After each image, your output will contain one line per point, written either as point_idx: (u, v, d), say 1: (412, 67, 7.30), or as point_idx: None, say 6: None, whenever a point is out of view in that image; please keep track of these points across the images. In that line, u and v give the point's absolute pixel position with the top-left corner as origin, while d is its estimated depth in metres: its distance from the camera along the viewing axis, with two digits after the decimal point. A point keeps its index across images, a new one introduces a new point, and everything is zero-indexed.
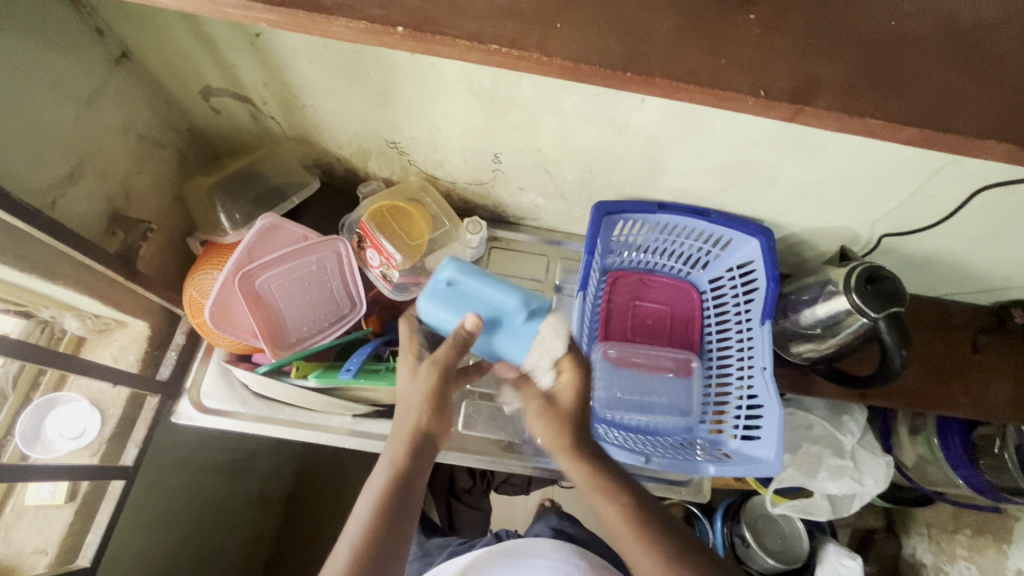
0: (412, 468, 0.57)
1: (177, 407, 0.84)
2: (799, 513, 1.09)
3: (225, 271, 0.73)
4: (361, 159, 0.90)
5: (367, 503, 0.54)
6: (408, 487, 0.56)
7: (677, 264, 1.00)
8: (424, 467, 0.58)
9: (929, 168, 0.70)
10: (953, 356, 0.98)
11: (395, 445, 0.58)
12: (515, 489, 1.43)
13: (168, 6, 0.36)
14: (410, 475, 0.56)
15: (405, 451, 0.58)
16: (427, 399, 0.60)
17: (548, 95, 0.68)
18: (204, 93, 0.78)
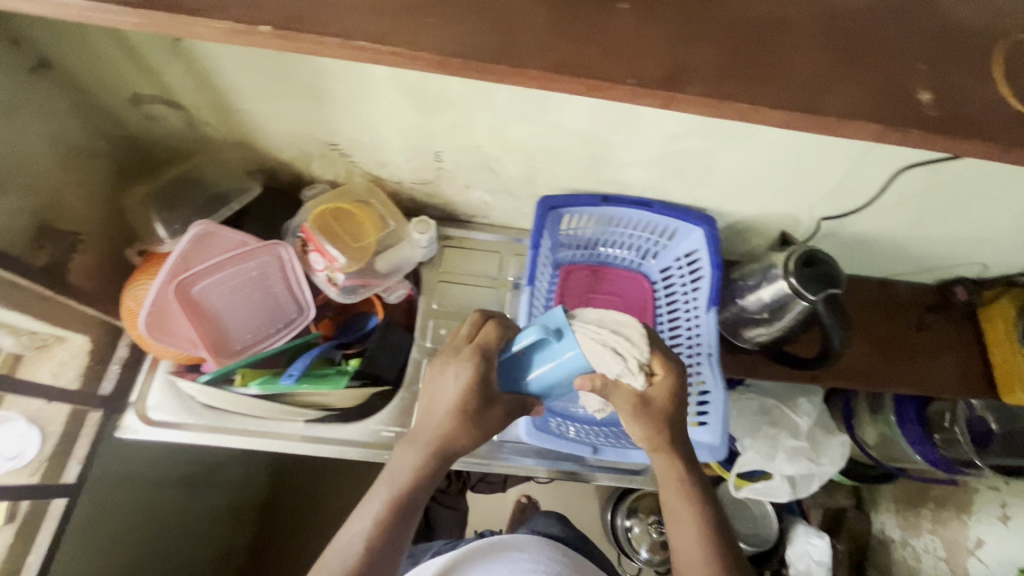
0: (431, 472, 0.64)
1: (121, 421, 0.83)
2: (760, 495, 1.11)
3: (158, 281, 0.72)
4: (304, 163, 0.89)
5: (387, 493, 0.63)
6: (422, 489, 0.64)
7: (628, 256, 1.01)
8: (443, 471, 0.66)
9: (855, 152, 0.71)
10: (901, 336, 1.01)
11: (423, 448, 0.65)
12: (490, 487, 1.43)
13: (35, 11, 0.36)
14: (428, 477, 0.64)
15: (432, 454, 0.65)
16: (459, 412, 0.65)
17: (478, 92, 0.68)
18: (134, 101, 0.76)
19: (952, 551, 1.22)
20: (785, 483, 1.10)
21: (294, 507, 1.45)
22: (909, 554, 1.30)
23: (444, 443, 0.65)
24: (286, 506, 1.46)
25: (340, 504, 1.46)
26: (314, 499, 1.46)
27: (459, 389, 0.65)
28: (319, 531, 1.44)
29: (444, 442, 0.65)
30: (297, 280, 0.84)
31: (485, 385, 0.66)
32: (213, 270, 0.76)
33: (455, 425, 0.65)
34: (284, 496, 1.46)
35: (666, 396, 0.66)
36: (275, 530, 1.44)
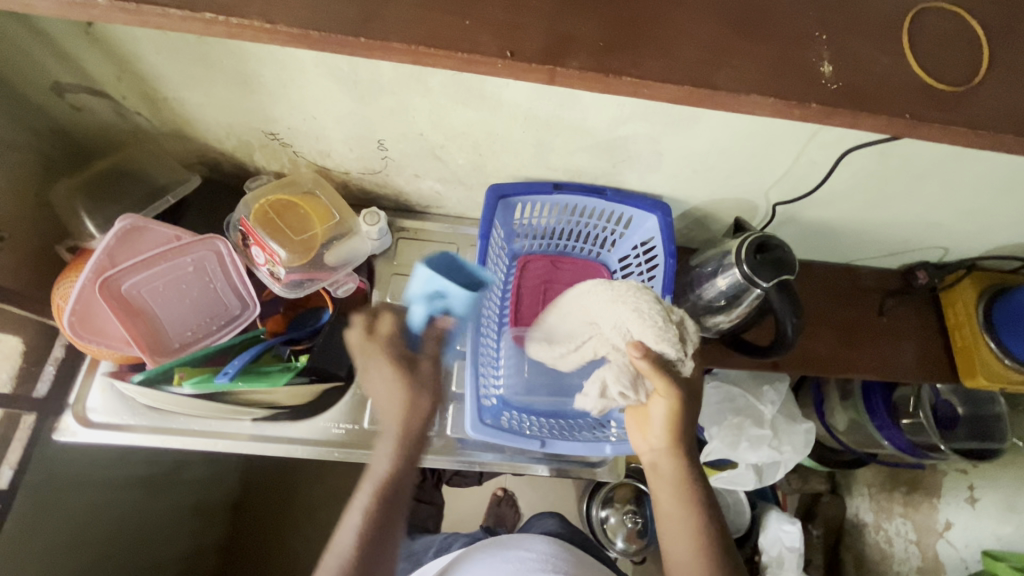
0: (402, 469, 0.67)
1: (58, 424, 0.80)
2: (726, 485, 1.13)
3: (82, 276, 0.70)
4: (246, 153, 0.86)
5: (367, 497, 0.66)
6: (398, 487, 0.67)
7: (586, 245, 0.99)
8: (414, 466, 0.69)
9: (803, 134, 0.69)
10: (863, 321, 1.00)
11: (392, 448, 0.68)
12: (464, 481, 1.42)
13: None
14: (402, 475, 0.67)
15: (399, 452, 0.68)
16: (410, 409, 0.69)
17: (410, 75, 0.65)
18: (57, 90, 0.73)
19: (922, 534, 1.23)
20: (750, 471, 1.10)
21: (265, 505, 1.43)
22: (881, 538, 1.31)
23: (407, 440, 0.68)
24: (256, 505, 1.44)
25: (312, 501, 1.44)
26: (286, 497, 1.44)
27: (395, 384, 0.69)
28: (291, 529, 1.42)
29: (406, 439, 0.68)
30: (238, 274, 0.82)
31: (412, 374, 0.69)
32: (142, 267, 0.74)
33: (408, 421, 0.69)
34: (255, 494, 1.44)
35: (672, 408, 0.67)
36: (246, 529, 1.42)
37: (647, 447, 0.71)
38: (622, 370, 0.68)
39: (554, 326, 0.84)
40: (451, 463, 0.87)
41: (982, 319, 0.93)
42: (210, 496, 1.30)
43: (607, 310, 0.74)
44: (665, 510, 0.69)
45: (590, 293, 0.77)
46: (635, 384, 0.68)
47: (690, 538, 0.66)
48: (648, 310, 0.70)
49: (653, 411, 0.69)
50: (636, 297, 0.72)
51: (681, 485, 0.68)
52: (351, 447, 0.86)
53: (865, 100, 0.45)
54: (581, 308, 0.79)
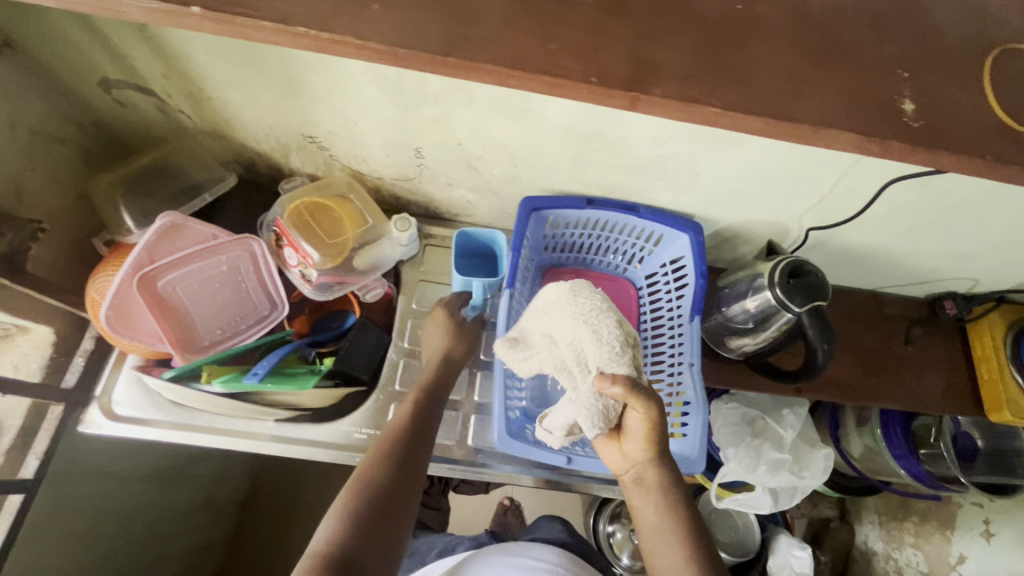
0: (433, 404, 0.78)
1: (85, 416, 0.80)
2: (740, 506, 1.09)
3: (121, 271, 0.70)
4: (282, 155, 0.87)
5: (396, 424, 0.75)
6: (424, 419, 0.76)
7: (614, 261, 0.98)
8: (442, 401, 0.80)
9: (843, 160, 0.69)
10: (888, 349, 0.99)
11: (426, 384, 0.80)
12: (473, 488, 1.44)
13: None
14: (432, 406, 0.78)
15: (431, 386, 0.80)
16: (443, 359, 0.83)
17: (456, 86, 0.66)
18: (104, 84, 0.74)
19: (934, 566, 1.20)
20: (768, 495, 1.07)
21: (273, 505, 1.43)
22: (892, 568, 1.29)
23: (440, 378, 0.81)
24: (264, 503, 1.43)
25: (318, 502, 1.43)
26: (292, 499, 1.43)
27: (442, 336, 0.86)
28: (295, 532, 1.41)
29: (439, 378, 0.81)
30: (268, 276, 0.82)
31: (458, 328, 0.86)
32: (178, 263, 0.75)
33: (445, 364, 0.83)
34: (263, 492, 1.44)
35: (646, 426, 0.66)
36: (254, 528, 1.41)
37: (628, 465, 0.70)
38: (594, 409, 0.66)
39: (523, 330, 0.77)
40: (468, 474, 0.87)
41: (1011, 353, 0.92)
42: (220, 491, 1.29)
43: (566, 326, 0.72)
44: (648, 521, 0.68)
45: (556, 301, 0.74)
46: (607, 409, 0.67)
47: (676, 548, 0.64)
48: (607, 332, 0.69)
49: (631, 422, 0.68)
50: (596, 316, 0.70)
51: (661, 494, 0.67)
52: None
53: (936, 133, 0.44)
54: (546, 317, 0.75)
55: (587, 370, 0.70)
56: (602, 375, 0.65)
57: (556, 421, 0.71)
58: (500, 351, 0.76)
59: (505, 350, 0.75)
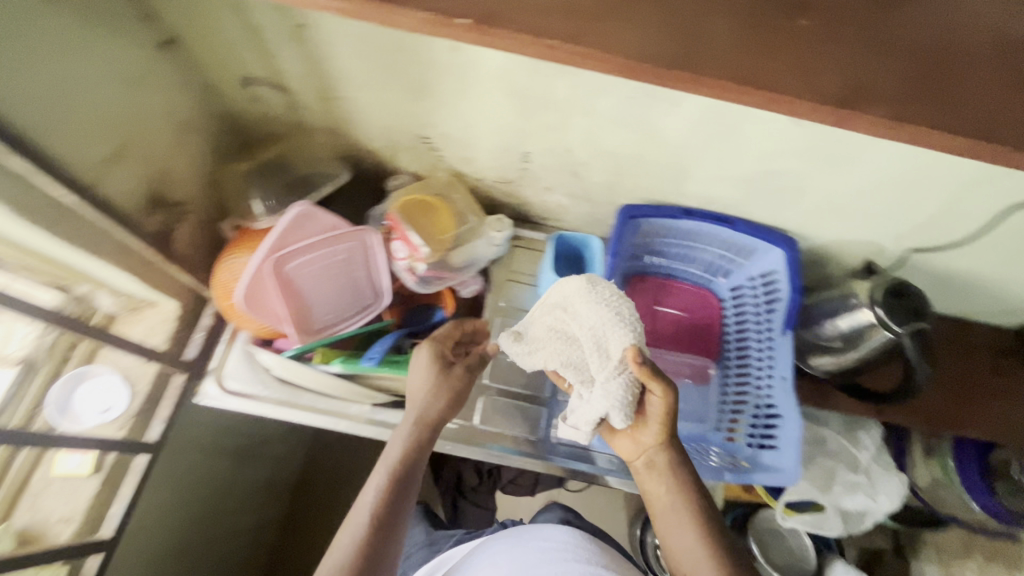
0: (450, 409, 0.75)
1: (200, 387, 0.86)
2: (810, 528, 1.05)
3: (259, 254, 0.75)
4: (392, 153, 0.91)
5: (409, 431, 0.72)
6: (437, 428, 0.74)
7: (699, 271, 1.00)
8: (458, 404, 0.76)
9: (962, 185, 0.69)
10: (976, 376, 0.93)
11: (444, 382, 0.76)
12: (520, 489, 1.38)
13: None
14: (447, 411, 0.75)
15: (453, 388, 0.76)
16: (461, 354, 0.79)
17: (583, 95, 0.68)
18: (244, 81, 0.79)
19: None
20: (839, 517, 1.05)
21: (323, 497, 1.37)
22: None
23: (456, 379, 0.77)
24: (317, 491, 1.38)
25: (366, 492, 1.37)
26: (339, 488, 1.39)
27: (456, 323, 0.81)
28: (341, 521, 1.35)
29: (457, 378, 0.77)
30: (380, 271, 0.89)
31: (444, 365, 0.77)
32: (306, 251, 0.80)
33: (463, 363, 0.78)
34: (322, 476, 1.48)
35: (660, 413, 0.66)
36: (306, 514, 1.39)
37: (639, 450, 0.70)
38: (623, 400, 0.65)
39: (526, 322, 0.78)
40: (546, 469, 0.88)
41: None
42: (279, 474, 1.31)
43: (585, 313, 0.69)
44: (665, 507, 0.67)
45: (574, 292, 0.71)
46: (632, 395, 0.65)
47: (694, 534, 0.64)
48: (626, 316, 0.67)
49: (652, 409, 0.66)
50: (617, 303, 0.68)
51: (676, 478, 0.67)
52: (461, 440, 0.88)
53: None
54: (558, 310, 0.73)
55: (606, 356, 0.68)
56: (633, 348, 0.64)
57: (581, 413, 0.70)
58: (504, 344, 0.78)
59: (507, 343, 0.77)
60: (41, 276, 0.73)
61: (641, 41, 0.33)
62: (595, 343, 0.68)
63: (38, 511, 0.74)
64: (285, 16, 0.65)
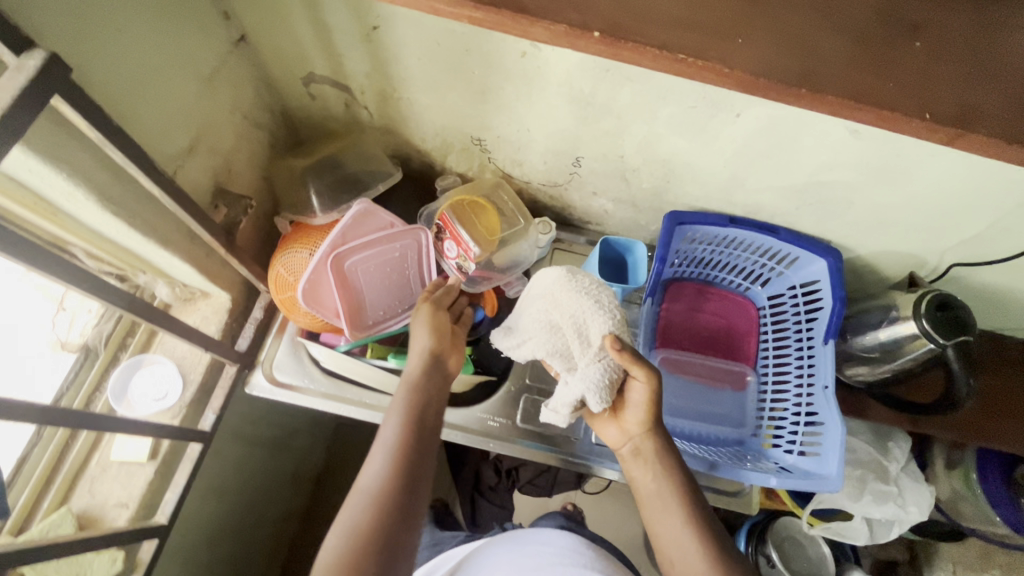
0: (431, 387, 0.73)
1: (251, 378, 0.87)
2: (834, 535, 1.09)
3: (320, 251, 0.77)
4: (442, 153, 0.93)
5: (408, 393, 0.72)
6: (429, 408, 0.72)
7: (737, 279, 1.01)
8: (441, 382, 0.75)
9: (1013, 201, 0.70)
10: (1010, 394, 0.93)
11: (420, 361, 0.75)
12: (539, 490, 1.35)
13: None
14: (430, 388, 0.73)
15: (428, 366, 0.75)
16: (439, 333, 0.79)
17: (645, 103, 0.70)
18: (307, 79, 0.80)
19: None
20: (864, 526, 1.07)
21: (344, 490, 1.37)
22: None
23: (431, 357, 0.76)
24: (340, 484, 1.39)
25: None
26: None
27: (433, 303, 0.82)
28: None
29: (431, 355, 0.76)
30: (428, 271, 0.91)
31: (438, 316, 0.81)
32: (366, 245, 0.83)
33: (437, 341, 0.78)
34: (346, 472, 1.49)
35: (640, 400, 0.68)
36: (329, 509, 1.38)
37: (625, 438, 0.72)
38: (601, 384, 0.68)
39: (513, 315, 0.81)
40: (587, 470, 0.89)
41: None
42: (305, 466, 1.32)
43: (566, 304, 0.74)
44: (653, 495, 0.68)
45: (554, 284, 0.75)
46: (611, 380, 0.69)
47: (681, 520, 0.65)
48: (606, 305, 0.73)
49: (633, 397, 0.69)
50: (596, 292, 0.74)
51: (661, 463, 0.68)
52: (503, 438, 0.90)
53: None
54: (539, 303, 0.77)
55: (587, 343, 0.72)
56: (611, 337, 0.68)
57: (563, 399, 0.73)
58: (496, 339, 0.81)
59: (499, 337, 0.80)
60: (107, 264, 0.75)
61: (761, 58, 0.34)
62: (575, 332, 0.73)
63: (96, 495, 0.76)
64: (360, 18, 0.66)
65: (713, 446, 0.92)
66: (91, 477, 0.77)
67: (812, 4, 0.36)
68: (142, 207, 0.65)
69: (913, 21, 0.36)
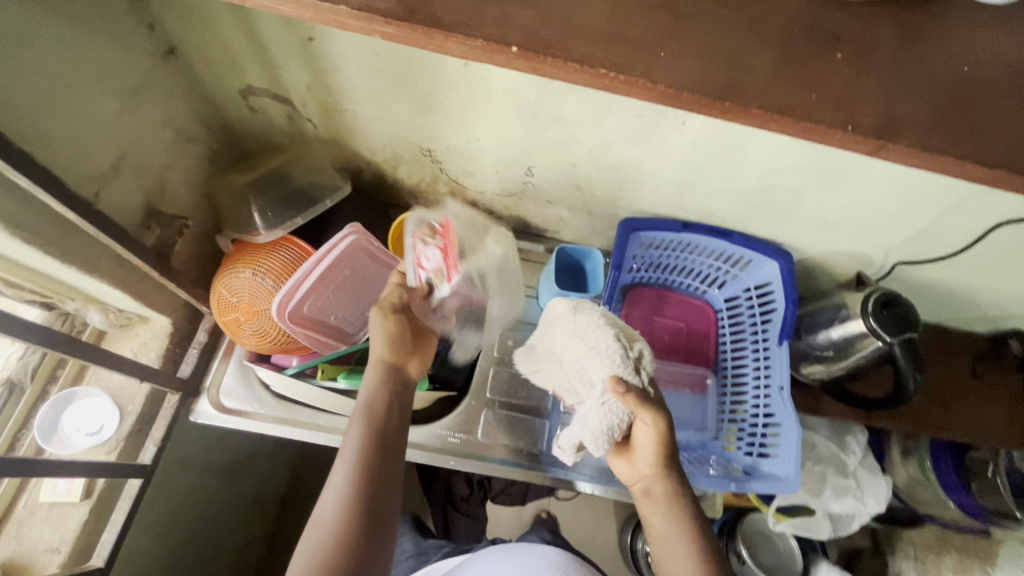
0: (379, 441, 0.66)
1: (196, 405, 0.83)
2: (800, 531, 1.09)
3: (284, 290, 0.77)
4: (392, 165, 0.90)
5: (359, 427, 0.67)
6: (379, 465, 0.65)
7: (694, 282, 1.02)
8: (391, 430, 0.68)
9: (948, 202, 0.72)
10: (954, 381, 0.98)
11: (366, 409, 0.68)
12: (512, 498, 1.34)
13: (282, 11, 0.34)
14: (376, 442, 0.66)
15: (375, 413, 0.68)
16: (386, 375, 0.72)
17: (591, 112, 0.69)
18: (244, 92, 0.77)
19: None
20: (828, 521, 1.08)
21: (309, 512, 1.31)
22: None
23: (378, 400, 0.69)
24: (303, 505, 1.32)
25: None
26: None
27: (388, 343, 0.73)
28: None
29: (377, 400, 0.69)
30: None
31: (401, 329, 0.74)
32: (331, 274, 0.82)
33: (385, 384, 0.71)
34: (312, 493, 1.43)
35: (647, 441, 0.66)
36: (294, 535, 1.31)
37: (636, 476, 0.69)
38: (602, 430, 0.68)
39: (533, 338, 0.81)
40: (552, 482, 0.88)
41: None
42: (268, 489, 1.26)
43: (568, 342, 0.73)
44: (656, 523, 0.67)
45: (558, 321, 0.75)
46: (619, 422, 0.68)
47: (682, 547, 0.64)
48: (604, 347, 0.69)
49: (641, 437, 0.67)
50: (595, 331, 0.71)
51: (672, 505, 0.66)
52: (465, 455, 0.88)
53: None
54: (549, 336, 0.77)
55: (590, 384, 0.71)
56: (613, 380, 0.66)
57: (569, 438, 0.73)
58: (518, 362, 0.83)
59: (520, 362, 0.81)
60: (28, 293, 0.70)
61: (683, 71, 0.33)
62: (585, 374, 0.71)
63: (23, 540, 0.72)
64: (294, 29, 0.64)
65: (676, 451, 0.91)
66: (18, 522, 0.72)
67: (737, 15, 0.35)
68: (58, 233, 0.61)
69: (834, 31, 0.36)
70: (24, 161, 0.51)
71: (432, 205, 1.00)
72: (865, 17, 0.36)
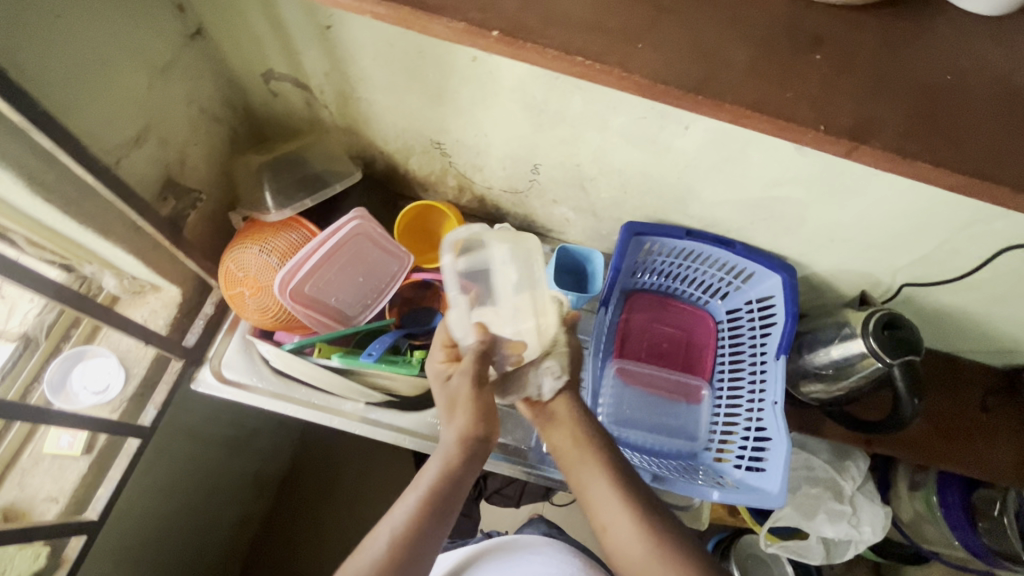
0: (422, 532, 0.58)
1: (197, 374, 0.86)
2: (792, 554, 1.02)
3: (283, 271, 0.79)
4: (404, 155, 0.92)
5: (433, 470, 0.62)
6: (431, 527, 0.59)
7: (697, 292, 1.01)
8: (446, 516, 0.60)
9: (958, 224, 0.70)
10: (961, 414, 0.93)
11: (423, 487, 0.61)
12: (507, 501, 1.28)
13: None
14: (419, 536, 0.57)
15: (433, 494, 0.60)
16: (464, 447, 0.64)
17: (596, 112, 0.70)
18: (266, 76, 0.80)
19: None
20: (820, 545, 1.02)
21: (305, 493, 1.34)
22: None
23: (444, 484, 0.61)
24: (301, 487, 1.35)
25: (340, 499, 1.32)
26: (330, 489, 1.34)
27: (471, 412, 0.65)
28: (312, 525, 1.31)
29: (441, 485, 0.61)
30: (401, 277, 0.91)
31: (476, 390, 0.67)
32: (331, 254, 0.84)
33: (455, 465, 0.63)
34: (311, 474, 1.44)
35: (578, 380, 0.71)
36: (289, 515, 1.33)
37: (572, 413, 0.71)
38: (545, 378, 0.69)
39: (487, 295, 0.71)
40: (537, 480, 0.88)
41: None
42: (269, 467, 1.27)
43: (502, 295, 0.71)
44: (592, 486, 0.65)
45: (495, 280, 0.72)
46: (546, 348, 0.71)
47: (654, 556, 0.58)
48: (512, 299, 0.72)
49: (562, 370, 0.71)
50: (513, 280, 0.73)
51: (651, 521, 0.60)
52: None
53: None
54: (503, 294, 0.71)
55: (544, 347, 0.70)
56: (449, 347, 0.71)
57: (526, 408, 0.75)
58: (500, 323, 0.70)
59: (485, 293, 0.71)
60: (50, 253, 0.75)
61: (654, 63, 0.35)
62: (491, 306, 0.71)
63: (26, 488, 0.77)
64: (312, 17, 0.66)
65: (665, 458, 0.91)
66: (23, 469, 0.78)
67: (720, 15, 0.37)
68: (76, 195, 0.65)
69: (816, 34, 0.37)
70: (49, 124, 0.55)
71: (441, 197, 1.02)
72: (847, 21, 0.38)
